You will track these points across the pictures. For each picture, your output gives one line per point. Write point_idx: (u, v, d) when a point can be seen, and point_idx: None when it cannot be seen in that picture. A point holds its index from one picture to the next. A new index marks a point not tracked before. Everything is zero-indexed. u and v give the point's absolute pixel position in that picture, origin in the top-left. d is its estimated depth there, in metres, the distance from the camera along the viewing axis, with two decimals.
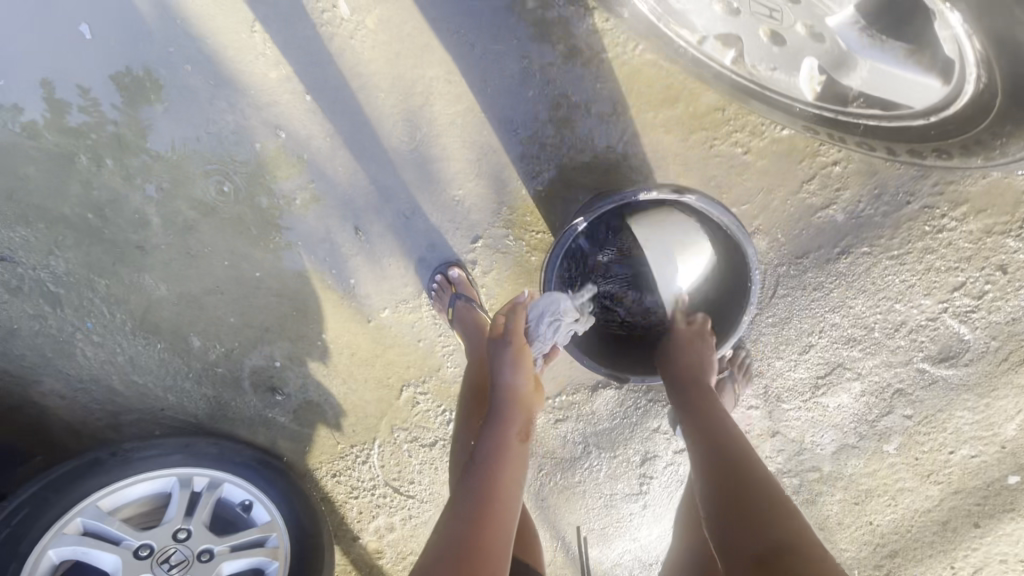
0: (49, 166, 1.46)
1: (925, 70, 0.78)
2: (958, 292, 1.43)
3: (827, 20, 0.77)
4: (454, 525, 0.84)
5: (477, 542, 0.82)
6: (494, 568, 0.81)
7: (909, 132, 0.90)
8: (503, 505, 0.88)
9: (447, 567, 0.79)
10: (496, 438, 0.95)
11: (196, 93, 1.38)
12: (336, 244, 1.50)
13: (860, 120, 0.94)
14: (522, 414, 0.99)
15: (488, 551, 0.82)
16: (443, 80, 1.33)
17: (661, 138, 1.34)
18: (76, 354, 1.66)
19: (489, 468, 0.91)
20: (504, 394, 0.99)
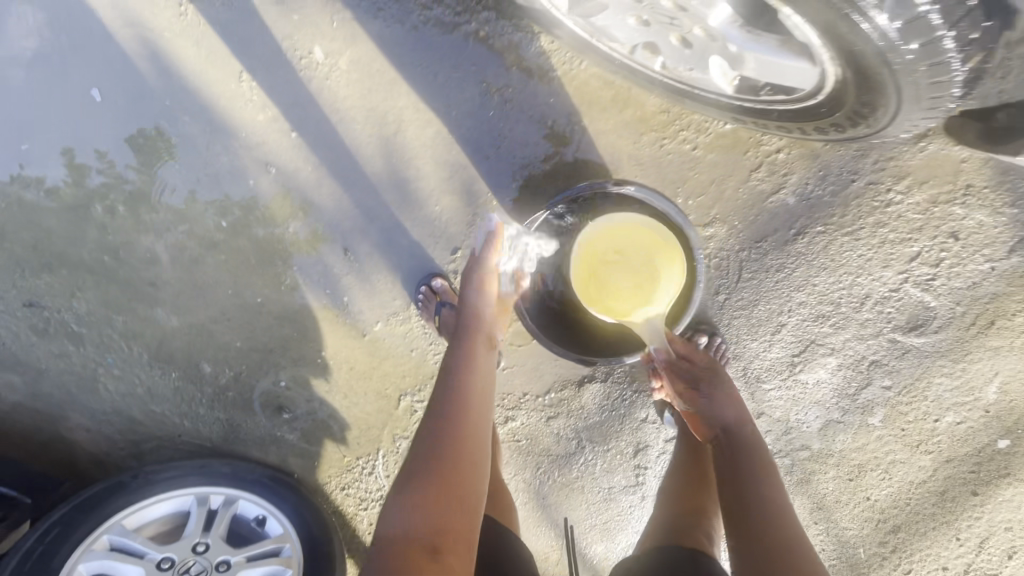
0: (69, 216, 1.62)
1: (796, 55, 0.91)
2: (916, 262, 1.50)
3: (709, 21, 0.91)
4: (438, 422, 1.04)
5: (457, 431, 1.04)
6: (475, 447, 1.04)
7: (811, 112, 1.03)
8: (476, 397, 1.11)
9: (436, 452, 1.00)
10: (460, 360, 1.16)
11: (195, 139, 1.53)
12: (328, 265, 1.63)
13: (771, 105, 1.06)
14: (483, 332, 1.23)
15: (466, 428, 1.05)
16: (412, 108, 1.47)
17: (615, 142, 1.45)
18: (99, 388, 1.80)
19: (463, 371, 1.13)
20: (472, 329, 1.23)
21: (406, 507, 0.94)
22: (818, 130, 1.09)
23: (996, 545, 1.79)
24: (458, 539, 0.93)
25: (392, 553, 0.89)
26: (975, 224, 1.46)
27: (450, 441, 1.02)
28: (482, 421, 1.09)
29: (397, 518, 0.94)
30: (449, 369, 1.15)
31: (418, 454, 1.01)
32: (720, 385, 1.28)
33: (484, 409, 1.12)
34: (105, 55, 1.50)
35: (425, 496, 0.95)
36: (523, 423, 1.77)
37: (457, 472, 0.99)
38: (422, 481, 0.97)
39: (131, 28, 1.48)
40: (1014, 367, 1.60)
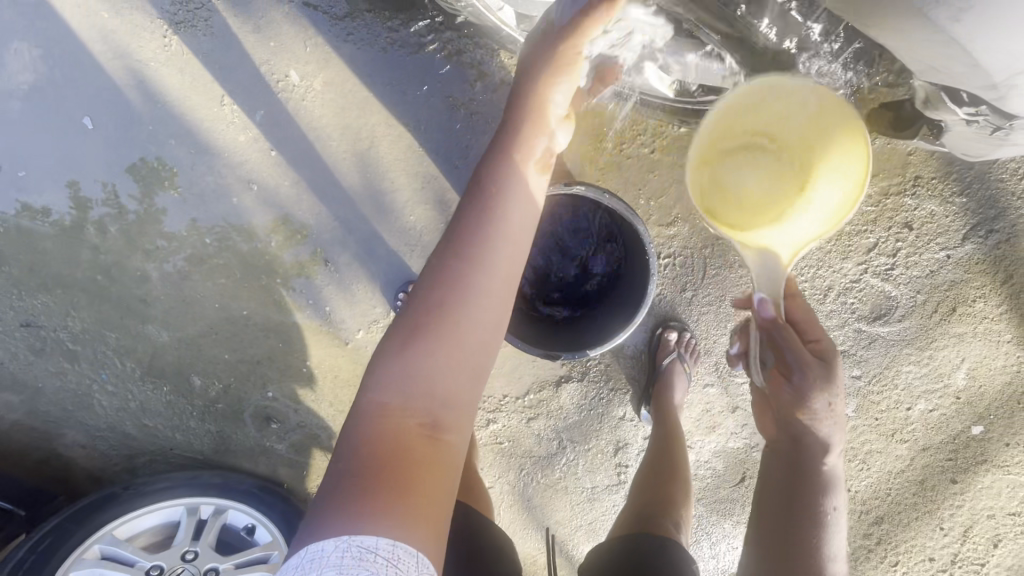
0: (63, 239, 1.70)
1: None
2: (874, 252, 1.56)
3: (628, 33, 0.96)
4: (416, 351, 0.87)
5: (464, 287, 0.89)
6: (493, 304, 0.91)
7: None
8: (505, 258, 0.93)
9: (441, 317, 0.88)
10: (459, 270, 0.90)
11: (181, 161, 1.62)
12: (310, 277, 1.70)
13: None
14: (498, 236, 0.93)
15: (481, 303, 0.90)
16: (383, 124, 1.55)
17: (577, 148, 1.52)
18: (93, 404, 1.85)
19: (487, 205, 0.94)
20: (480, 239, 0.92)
21: (407, 369, 0.86)
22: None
23: (980, 533, 1.80)
24: (457, 418, 0.88)
25: (384, 421, 0.84)
26: (927, 214, 1.52)
27: (456, 305, 0.89)
28: (496, 266, 0.92)
29: (393, 379, 0.86)
30: (485, 168, 0.97)
31: (423, 304, 0.90)
32: (822, 395, 0.99)
33: (507, 262, 0.93)
34: (96, 86, 1.60)
35: (433, 367, 0.86)
36: (505, 426, 1.81)
37: (467, 331, 0.89)
38: (422, 357, 0.86)
39: (120, 60, 1.58)
40: (980, 352, 1.63)
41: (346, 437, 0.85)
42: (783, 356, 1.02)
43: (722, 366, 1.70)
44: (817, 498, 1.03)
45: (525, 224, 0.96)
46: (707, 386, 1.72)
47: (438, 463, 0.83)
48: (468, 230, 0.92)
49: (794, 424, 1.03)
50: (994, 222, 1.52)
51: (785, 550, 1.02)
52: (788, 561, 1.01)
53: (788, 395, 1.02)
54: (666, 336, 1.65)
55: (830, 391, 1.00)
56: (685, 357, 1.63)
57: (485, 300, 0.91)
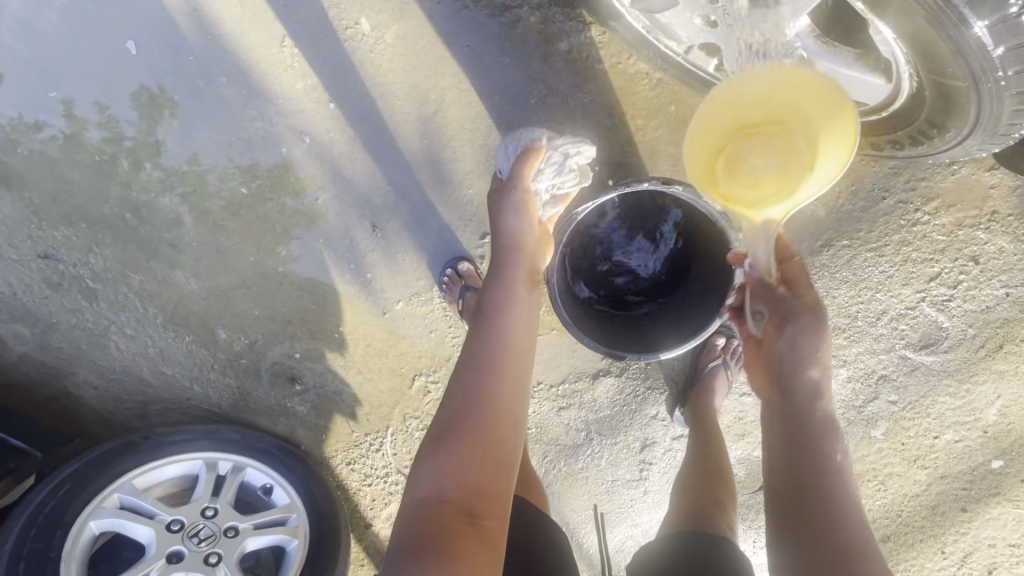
0: (92, 170, 1.59)
1: (869, 67, 0.98)
2: (935, 282, 1.54)
3: (790, 31, 0.94)
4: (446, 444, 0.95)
5: (483, 389, 0.99)
6: (509, 400, 1.00)
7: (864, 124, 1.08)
8: (515, 363, 1.05)
9: (464, 417, 0.97)
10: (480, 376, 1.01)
11: (230, 102, 1.50)
12: (354, 240, 1.62)
13: None
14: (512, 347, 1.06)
15: (500, 398, 1.00)
16: (455, 89, 1.46)
17: (656, 139, 1.45)
18: (109, 346, 1.78)
19: (494, 320, 1.08)
20: (498, 347, 1.05)
21: (440, 465, 0.93)
22: (875, 146, 1.13)
23: (978, 561, 1.86)
24: (493, 504, 0.92)
25: (426, 515, 0.89)
26: (996, 250, 1.50)
27: (477, 403, 0.98)
28: (508, 367, 1.03)
29: (429, 477, 0.92)
30: (487, 296, 1.11)
31: (447, 410, 0.99)
32: (816, 341, 0.99)
33: (517, 363, 1.05)
34: (145, 9, 1.47)
35: (463, 458, 0.93)
36: (535, 412, 1.79)
37: (491, 424, 0.97)
38: (454, 448, 0.94)
39: None
40: (1016, 391, 1.65)
41: (393, 537, 0.89)
42: (777, 305, 1.04)
43: None
44: (820, 445, 0.98)
45: (527, 330, 1.10)
46: (744, 394, 1.71)
47: (482, 545, 0.86)
48: (482, 344, 1.05)
49: (787, 371, 1.01)
50: None
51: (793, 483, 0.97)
52: (796, 496, 0.95)
53: (780, 348, 1.02)
54: (714, 341, 1.64)
55: (823, 335, 1.00)
56: (730, 363, 1.62)
57: (510, 393, 1.01)
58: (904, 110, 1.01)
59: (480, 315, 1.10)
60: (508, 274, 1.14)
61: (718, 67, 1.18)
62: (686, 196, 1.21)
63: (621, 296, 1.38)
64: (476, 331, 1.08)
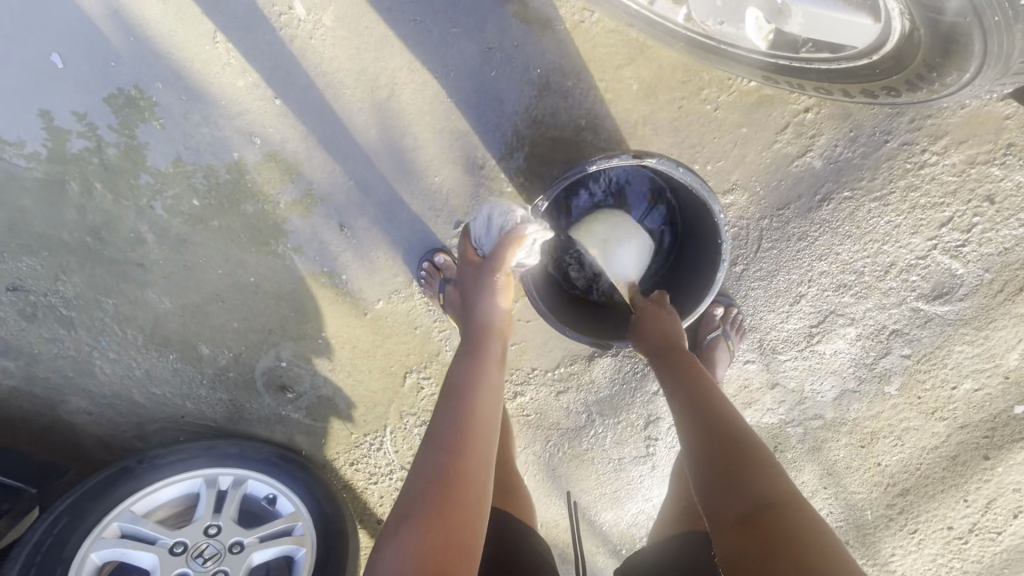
0: (43, 196, 1.51)
1: (856, 6, 0.86)
2: (947, 228, 1.42)
3: None
4: (404, 527, 0.86)
5: (450, 466, 0.93)
6: (474, 486, 0.92)
7: (857, 70, 0.94)
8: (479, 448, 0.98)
9: (431, 494, 0.90)
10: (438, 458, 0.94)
11: (170, 109, 1.40)
12: (324, 242, 1.54)
13: (813, 64, 0.97)
14: (473, 432, 0.98)
15: (466, 481, 0.93)
16: (406, 69, 1.34)
17: (630, 102, 1.33)
18: (95, 372, 1.75)
19: (462, 400, 1.03)
20: (461, 427, 0.98)
21: (401, 546, 0.84)
22: (865, 94, 0.99)
23: (1002, 505, 1.81)
24: None
25: None
26: (1014, 186, 1.37)
27: (444, 479, 0.91)
28: (475, 441, 0.98)
29: (390, 558, 0.83)
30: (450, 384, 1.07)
31: (410, 494, 0.91)
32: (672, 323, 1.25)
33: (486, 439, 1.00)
34: (64, 17, 1.35)
35: (427, 538, 0.84)
36: (532, 398, 1.73)
37: (458, 500, 0.90)
38: (414, 529, 0.85)
39: None
40: None
41: None
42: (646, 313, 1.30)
43: (766, 342, 1.60)
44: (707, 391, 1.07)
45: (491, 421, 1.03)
46: (748, 362, 1.63)
47: None
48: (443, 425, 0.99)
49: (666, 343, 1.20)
50: None
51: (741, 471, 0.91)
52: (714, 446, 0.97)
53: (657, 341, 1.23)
54: (712, 311, 1.53)
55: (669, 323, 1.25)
56: (730, 334, 1.52)
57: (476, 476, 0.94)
58: (899, 45, 0.88)
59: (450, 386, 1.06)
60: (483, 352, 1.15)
61: (686, 15, 1.04)
62: (662, 167, 1.14)
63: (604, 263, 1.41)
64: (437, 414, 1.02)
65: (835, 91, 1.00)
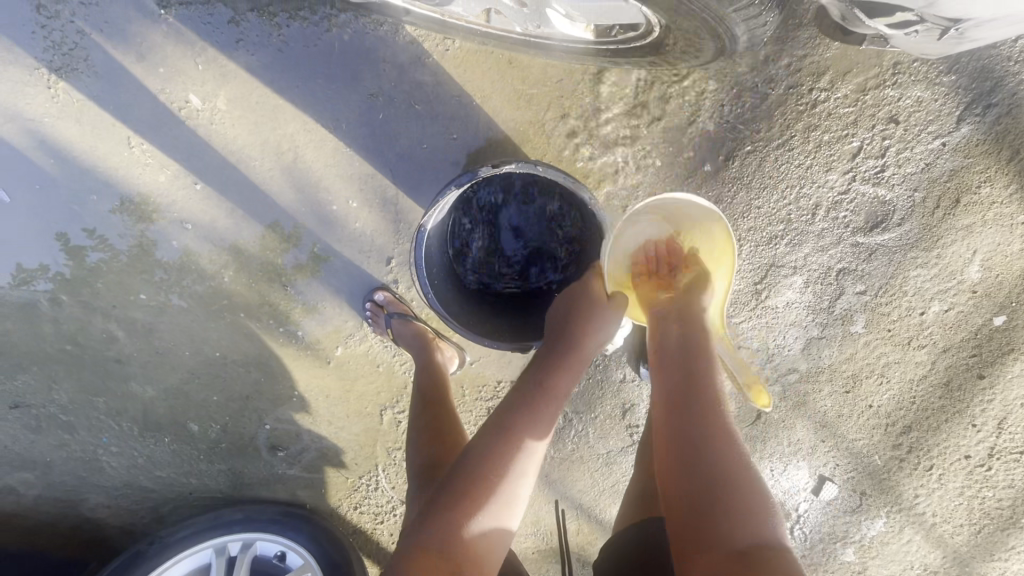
0: (20, 318, 1.65)
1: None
2: (860, 158, 1.41)
3: None
4: (455, 502, 0.94)
5: (508, 465, 0.98)
6: (521, 472, 0.99)
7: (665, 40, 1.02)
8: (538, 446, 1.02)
9: (480, 492, 0.95)
10: (492, 447, 0.99)
11: (110, 215, 1.53)
12: (273, 304, 1.63)
13: (629, 43, 1.05)
14: (536, 427, 1.02)
15: (512, 473, 0.98)
16: (303, 130, 1.43)
17: (514, 112, 1.39)
18: (104, 467, 1.87)
19: (537, 398, 1.05)
20: (524, 429, 1.01)
21: (443, 524, 0.92)
22: (684, 57, 1.08)
23: (1015, 424, 1.72)
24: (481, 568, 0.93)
25: (415, 566, 0.89)
26: (914, 102, 1.36)
27: (483, 467, 0.97)
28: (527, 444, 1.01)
29: (435, 529, 0.92)
30: (535, 379, 1.08)
31: (466, 471, 0.97)
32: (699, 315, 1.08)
33: (545, 447, 1.04)
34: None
35: (468, 522, 0.93)
36: None
37: (501, 490, 0.96)
38: (460, 511, 0.93)
39: (13, 122, 1.45)
40: (993, 241, 1.50)
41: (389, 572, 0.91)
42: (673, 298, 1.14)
43: None
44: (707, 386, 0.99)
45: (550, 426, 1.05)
46: None
47: None
48: (510, 419, 1.02)
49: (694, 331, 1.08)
50: (992, 95, 1.36)
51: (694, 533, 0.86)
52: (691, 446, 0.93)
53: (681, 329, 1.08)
54: None
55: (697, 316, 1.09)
56: None
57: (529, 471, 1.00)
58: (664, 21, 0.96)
59: (528, 391, 1.06)
60: (569, 375, 1.10)
61: (521, 27, 1.09)
62: (523, 169, 1.16)
63: (506, 277, 1.38)
64: (507, 406, 1.05)
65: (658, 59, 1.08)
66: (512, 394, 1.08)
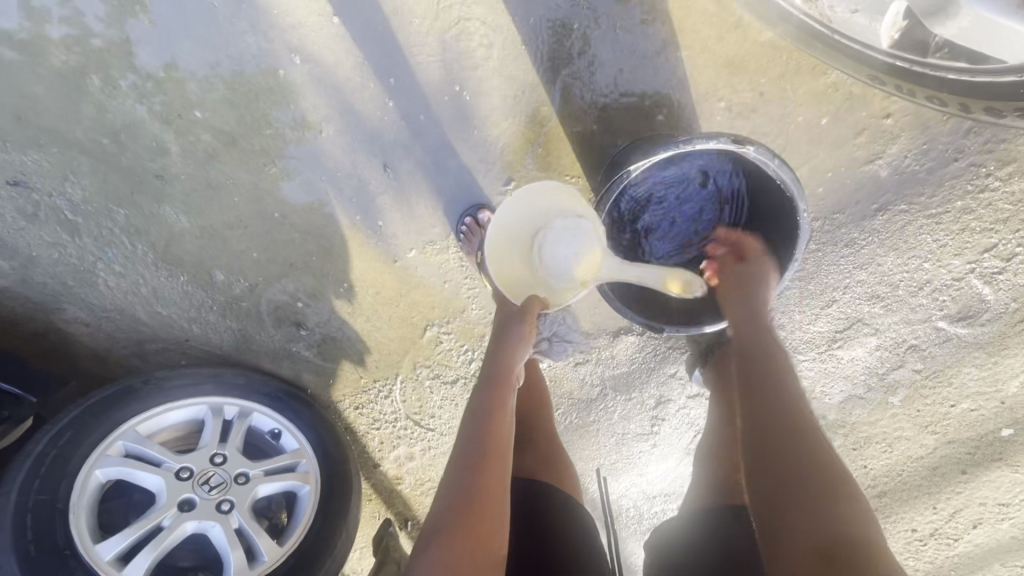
0: (60, 83, 1.38)
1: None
2: (989, 254, 1.44)
3: None
4: (430, 541, 0.91)
5: (476, 483, 0.97)
6: (490, 483, 0.98)
7: (991, 88, 1.04)
8: (497, 457, 1.01)
9: (449, 518, 0.92)
10: (450, 477, 0.98)
11: (219, 13, 1.33)
12: (364, 179, 1.46)
13: (936, 70, 1.08)
14: (488, 436, 1.03)
15: (480, 492, 0.96)
16: (485, 8, 1.29)
17: (711, 80, 1.31)
18: (97, 284, 1.61)
19: (484, 413, 1.06)
20: (476, 444, 1.01)
21: (430, 564, 0.87)
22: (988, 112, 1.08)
23: (965, 515, 1.86)
24: None
25: None
26: None
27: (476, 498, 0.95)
28: (505, 471, 1.01)
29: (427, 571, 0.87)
30: (475, 399, 1.09)
31: (438, 511, 0.95)
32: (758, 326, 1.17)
33: (506, 453, 1.04)
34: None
35: (453, 554, 0.88)
36: (550, 366, 1.73)
37: (474, 509, 0.94)
38: (438, 541, 0.90)
39: None
40: None
41: None
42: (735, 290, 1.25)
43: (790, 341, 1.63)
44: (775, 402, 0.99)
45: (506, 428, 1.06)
46: None
47: None
48: (461, 446, 1.02)
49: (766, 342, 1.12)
50: None
51: (765, 430, 0.95)
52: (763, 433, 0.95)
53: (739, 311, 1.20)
54: None
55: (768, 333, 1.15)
56: None
57: (497, 476, 0.99)
58: None
59: (472, 410, 1.07)
60: (509, 382, 1.12)
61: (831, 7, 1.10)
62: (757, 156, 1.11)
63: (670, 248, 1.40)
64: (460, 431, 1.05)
65: (953, 104, 1.10)
66: (466, 424, 1.06)
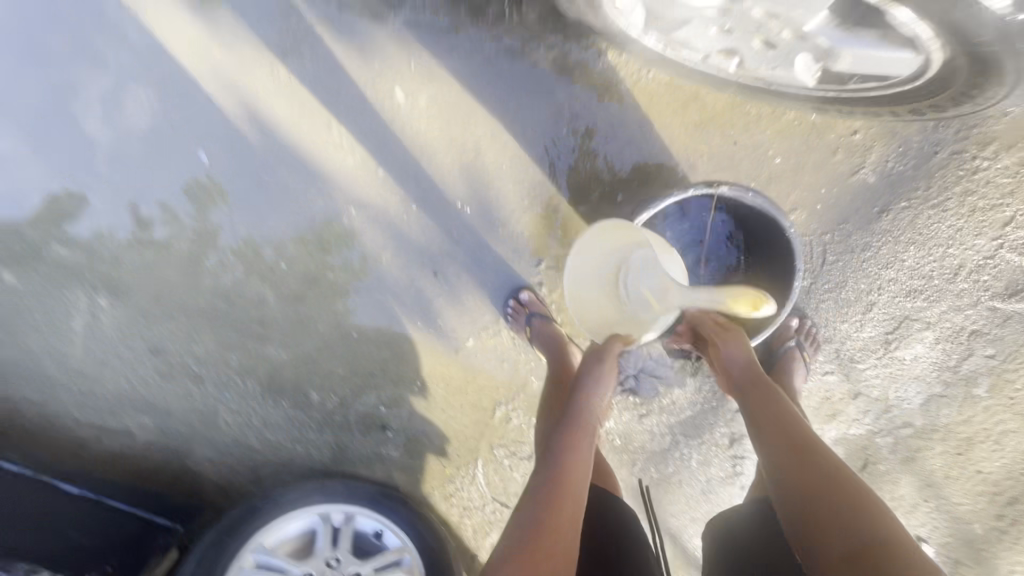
0: (184, 268, 1.78)
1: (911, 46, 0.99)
2: (1010, 227, 1.48)
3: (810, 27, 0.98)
4: (511, 550, 1.01)
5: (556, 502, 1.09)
6: (569, 506, 1.09)
7: (908, 93, 1.11)
8: (576, 486, 1.14)
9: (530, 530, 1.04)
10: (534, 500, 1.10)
11: (294, 188, 1.67)
12: (420, 289, 1.74)
13: (859, 92, 1.15)
14: (570, 467, 1.16)
15: (560, 513, 1.07)
16: (490, 133, 1.57)
17: (687, 142, 1.53)
18: (220, 423, 1.91)
19: (568, 445, 1.21)
20: (560, 471, 1.15)
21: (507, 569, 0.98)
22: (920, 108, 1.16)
23: None
24: None
25: None
26: None
27: (546, 535, 1.02)
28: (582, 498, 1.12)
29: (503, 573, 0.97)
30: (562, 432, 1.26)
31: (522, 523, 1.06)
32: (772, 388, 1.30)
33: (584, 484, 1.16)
34: (188, 109, 1.64)
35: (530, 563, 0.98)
36: (617, 423, 1.81)
37: (552, 526, 1.04)
38: (519, 548, 1.01)
39: (230, 93, 1.62)
40: None
41: None
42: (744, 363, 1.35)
43: (844, 353, 1.65)
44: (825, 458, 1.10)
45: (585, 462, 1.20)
46: (827, 374, 1.68)
47: None
48: (547, 471, 1.16)
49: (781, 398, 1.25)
50: None
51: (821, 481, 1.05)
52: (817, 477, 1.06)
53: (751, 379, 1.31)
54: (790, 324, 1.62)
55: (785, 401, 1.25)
56: (804, 345, 1.61)
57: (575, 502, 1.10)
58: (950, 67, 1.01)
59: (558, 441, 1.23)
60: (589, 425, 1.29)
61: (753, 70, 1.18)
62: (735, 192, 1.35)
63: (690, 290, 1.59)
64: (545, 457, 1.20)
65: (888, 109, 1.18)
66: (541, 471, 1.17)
